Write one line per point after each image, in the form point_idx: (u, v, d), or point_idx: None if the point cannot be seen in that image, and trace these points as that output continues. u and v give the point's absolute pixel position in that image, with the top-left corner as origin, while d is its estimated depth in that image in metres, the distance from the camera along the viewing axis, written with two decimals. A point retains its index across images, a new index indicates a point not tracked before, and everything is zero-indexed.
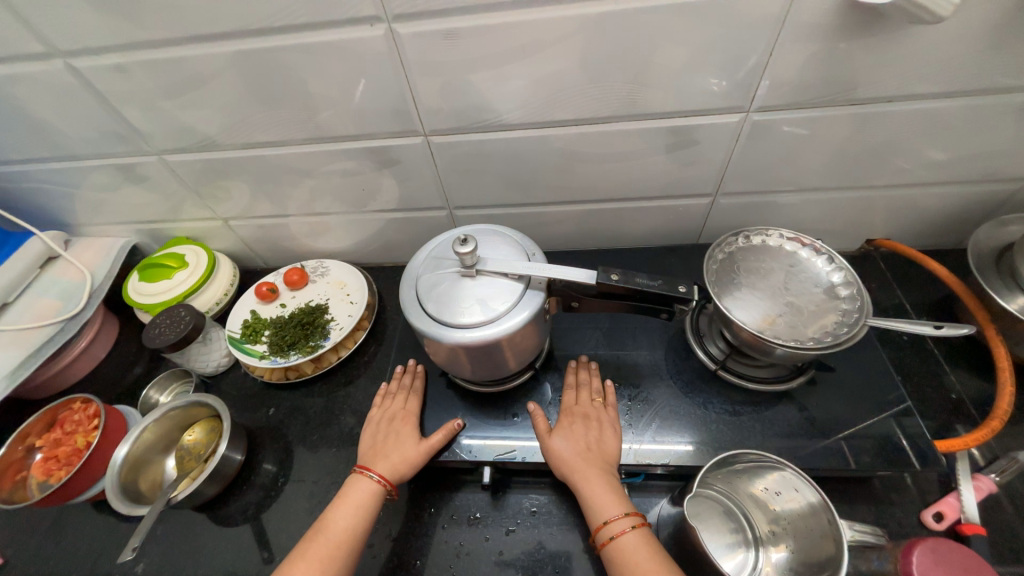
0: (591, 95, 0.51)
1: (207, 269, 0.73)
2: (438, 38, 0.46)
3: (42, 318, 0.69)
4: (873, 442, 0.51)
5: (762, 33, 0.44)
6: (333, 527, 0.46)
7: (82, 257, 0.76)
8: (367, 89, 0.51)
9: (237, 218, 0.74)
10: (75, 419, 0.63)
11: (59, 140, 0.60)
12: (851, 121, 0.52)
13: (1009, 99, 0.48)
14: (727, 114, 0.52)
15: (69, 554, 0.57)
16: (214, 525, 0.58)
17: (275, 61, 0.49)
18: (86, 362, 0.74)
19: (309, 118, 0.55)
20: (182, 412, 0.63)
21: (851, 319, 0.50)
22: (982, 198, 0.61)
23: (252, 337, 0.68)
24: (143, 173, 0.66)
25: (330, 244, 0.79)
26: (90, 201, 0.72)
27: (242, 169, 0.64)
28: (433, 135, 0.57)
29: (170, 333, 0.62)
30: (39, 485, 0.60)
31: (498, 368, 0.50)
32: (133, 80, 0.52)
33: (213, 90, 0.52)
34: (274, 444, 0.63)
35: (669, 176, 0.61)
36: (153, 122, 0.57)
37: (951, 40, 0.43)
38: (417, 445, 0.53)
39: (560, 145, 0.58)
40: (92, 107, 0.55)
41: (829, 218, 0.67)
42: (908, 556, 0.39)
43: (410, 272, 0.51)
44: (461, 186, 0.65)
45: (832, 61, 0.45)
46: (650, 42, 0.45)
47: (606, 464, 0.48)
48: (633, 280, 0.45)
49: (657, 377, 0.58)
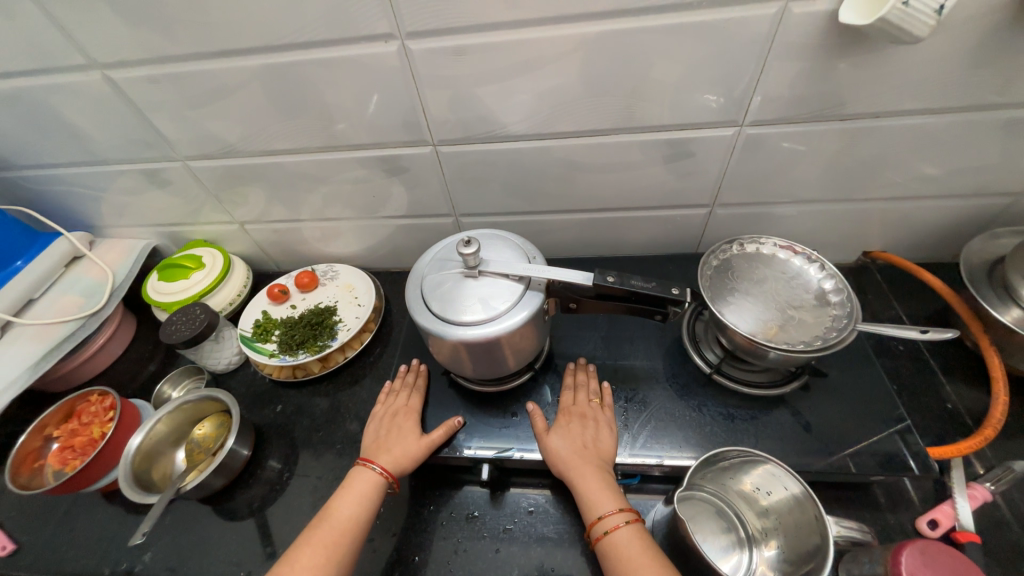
0: (591, 108, 0.53)
1: (222, 270, 0.77)
2: (448, 54, 0.49)
3: (65, 314, 0.72)
4: (865, 447, 0.51)
5: (752, 52, 0.46)
6: (336, 515, 0.48)
7: (105, 257, 0.80)
8: (380, 101, 0.54)
9: (253, 222, 0.77)
10: (93, 411, 0.66)
11: (92, 145, 0.64)
12: (841, 135, 0.54)
13: (993, 116, 0.50)
14: (723, 127, 0.54)
15: (80, 542, 0.59)
16: (220, 518, 0.59)
17: (296, 74, 0.52)
18: (103, 357, 0.77)
19: (325, 128, 0.59)
20: (194, 406, 0.65)
21: (841, 324, 0.52)
22: (975, 212, 0.62)
23: (263, 336, 0.71)
24: (166, 178, 0.69)
25: (341, 249, 0.82)
26: (116, 203, 0.75)
27: (261, 175, 0.67)
28: (441, 144, 0.60)
29: (186, 329, 0.65)
30: (55, 474, 0.62)
31: (498, 366, 0.52)
32: (164, 91, 0.56)
33: (237, 101, 0.56)
34: (280, 440, 0.65)
35: (668, 187, 0.63)
36: (180, 130, 0.61)
37: (933, 60, 0.45)
38: (419, 440, 0.54)
39: (562, 156, 0.60)
40: (125, 115, 0.59)
41: (826, 230, 0.68)
42: (897, 556, 0.39)
43: (415, 272, 0.53)
44: (467, 194, 0.67)
45: (820, 78, 0.48)
46: (646, 60, 0.48)
47: (602, 461, 0.49)
48: (629, 282, 0.47)
49: (654, 381, 0.60)
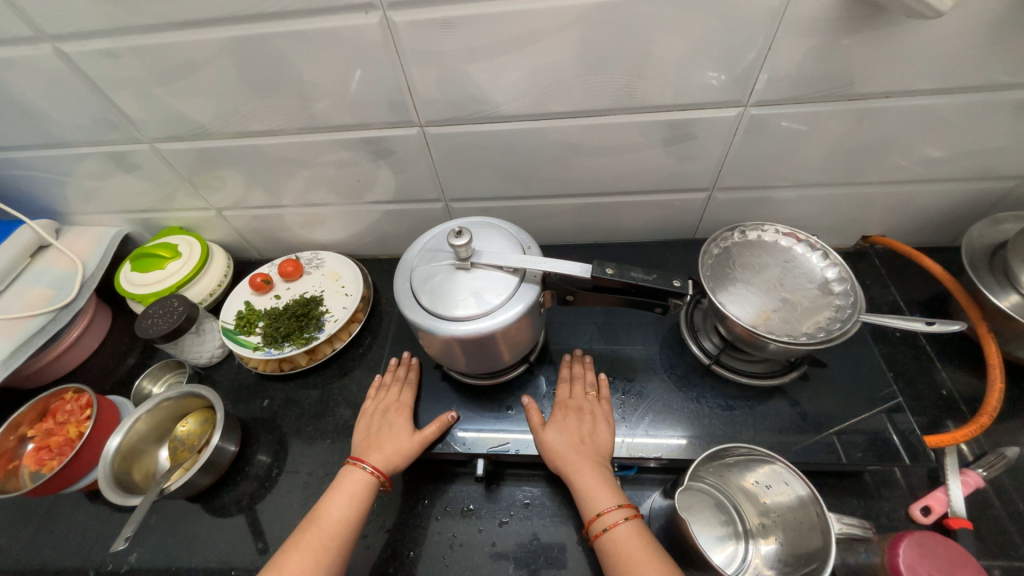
0: (588, 87, 0.50)
1: (200, 259, 0.73)
2: (434, 27, 0.45)
3: (32, 308, 0.68)
4: (862, 435, 0.51)
5: (761, 25, 0.43)
6: (327, 517, 0.47)
7: (73, 246, 0.75)
8: (363, 77, 0.50)
9: (231, 208, 0.73)
10: (68, 409, 0.63)
11: (50, 126, 0.59)
12: (849, 116, 0.51)
13: (1004, 97, 0.48)
14: (726, 108, 0.52)
15: (62, 544, 0.57)
16: (209, 516, 0.58)
17: (269, 49, 0.48)
18: (77, 352, 0.73)
19: (304, 107, 0.55)
20: (176, 403, 0.62)
21: (845, 315, 0.51)
22: (978, 195, 0.61)
23: (246, 328, 0.68)
24: (135, 161, 0.65)
25: (326, 235, 0.79)
26: (83, 189, 0.71)
27: (237, 159, 0.63)
28: (428, 126, 0.56)
29: (162, 324, 0.62)
30: (32, 475, 0.60)
31: (492, 361, 0.50)
32: (124, 66, 0.51)
33: (206, 78, 0.52)
34: (268, 435, 0.63)
35: (667, 170, 0.61)
36: (147, 110, 0.56)
37: (951, 36, 0.43)
38: (410, 437, 0.53)
39: (556, 138, 0.57)
40: (82, 93, 0.54)
41: (827, 214, 0.67)
42: (896, 548, 0.41)
43: (404, 264, 0.50)
44: (458, 178, 0.64)
45: (832, 56, 0.45)
46: (648, 35, 0.45)
47: (599, 457, 0.49)
48: (628, 274, 0.46)
49: (651, 371, 0.59)
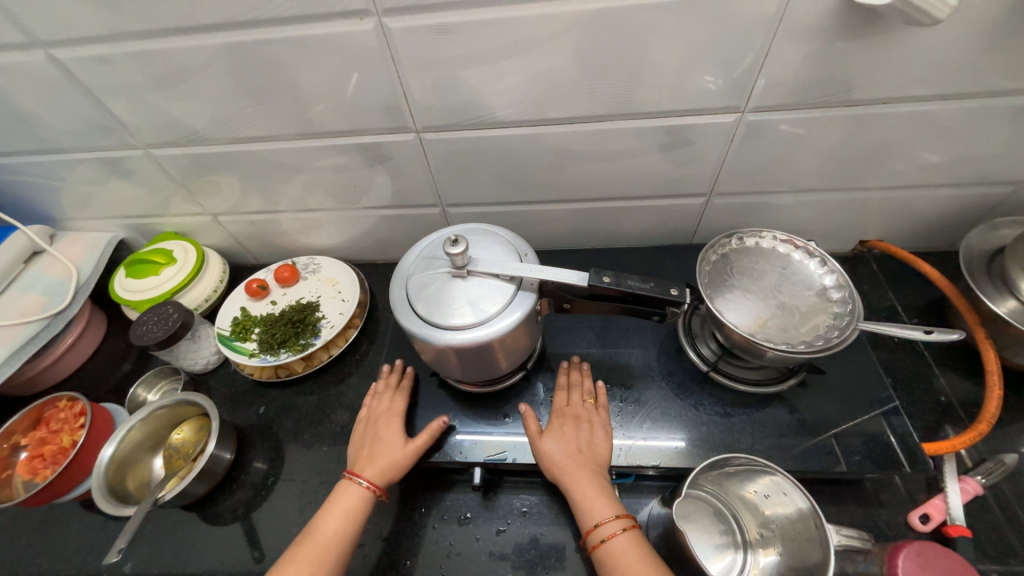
0: (586, 93, 0.50)
1: (196, 265, 0.72)
2: (431, 33, 0.45)
3: (26, 314, 0.67)
4: (861, 442, 0.51)
5: (759, 32, 0.43)
6: (323, 528, 0.46)
7: (68, 252, 0.74)
8: (360, 82, 0.50)
9: (226, 213, 0.73)
10: (62, 417, 0.62)
11: (44, 132, 0.59)
12: (847, 122, 0.51)
13: (1003, 103, 0.47)
14: (724, 113, 0.51)
15: (55, 554, 0.57)
16: (204, 525, 0.57)
17: (264, 55, 0.48)
18: (72, 359, 0.73)
19: (300, 113, 0.54)
20: (170, 411, 0.62)
21: (843, 323, 0.50)
22: (976, 200, 0.61)
23: (242, 335, 0.68)
24: (130, 167, 0.64)
25: (322, 240, 0.78)
26: (78, 194, 0.70)
27: (233, 164, 0.62)
28: (425, 131, 0.56)
29: (157, 330, 0.61)
30: (25, 484, 0.59)
31: (489, 369, 0.50)
32: (118, 71, 0.50)
33: (202, 83, 0.51)
34: (264, 443, 0.63)
35: (665, 175, 0.60)
36: (142, 116, 0.56)
37: (949, 42, 0.43)
38: (407, 446, 0.52)
39: (553, 143, 0.57)
40: (76, 98, 0.54)
41: (825, 219, 0.67)
42: (894, 559, 0.41)
43: (400, 272, 0.50)
44: (455, 183, 0.64)
45: (830, 61, 0.45)
46: (646, 41, 0.45)
47: (597, 466, 0.48)
48: (626, 282, 0.45)
49: (649, 378, 0.58)
